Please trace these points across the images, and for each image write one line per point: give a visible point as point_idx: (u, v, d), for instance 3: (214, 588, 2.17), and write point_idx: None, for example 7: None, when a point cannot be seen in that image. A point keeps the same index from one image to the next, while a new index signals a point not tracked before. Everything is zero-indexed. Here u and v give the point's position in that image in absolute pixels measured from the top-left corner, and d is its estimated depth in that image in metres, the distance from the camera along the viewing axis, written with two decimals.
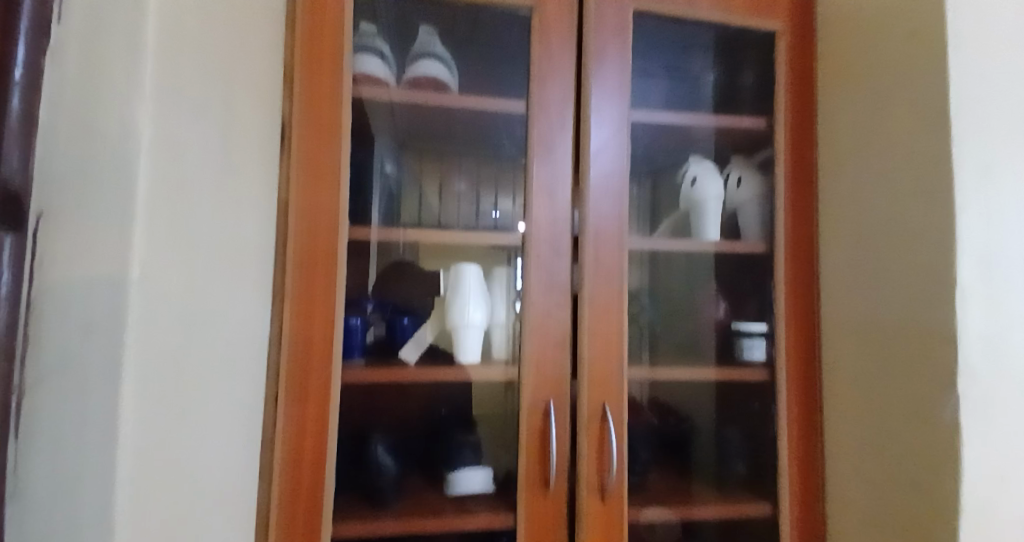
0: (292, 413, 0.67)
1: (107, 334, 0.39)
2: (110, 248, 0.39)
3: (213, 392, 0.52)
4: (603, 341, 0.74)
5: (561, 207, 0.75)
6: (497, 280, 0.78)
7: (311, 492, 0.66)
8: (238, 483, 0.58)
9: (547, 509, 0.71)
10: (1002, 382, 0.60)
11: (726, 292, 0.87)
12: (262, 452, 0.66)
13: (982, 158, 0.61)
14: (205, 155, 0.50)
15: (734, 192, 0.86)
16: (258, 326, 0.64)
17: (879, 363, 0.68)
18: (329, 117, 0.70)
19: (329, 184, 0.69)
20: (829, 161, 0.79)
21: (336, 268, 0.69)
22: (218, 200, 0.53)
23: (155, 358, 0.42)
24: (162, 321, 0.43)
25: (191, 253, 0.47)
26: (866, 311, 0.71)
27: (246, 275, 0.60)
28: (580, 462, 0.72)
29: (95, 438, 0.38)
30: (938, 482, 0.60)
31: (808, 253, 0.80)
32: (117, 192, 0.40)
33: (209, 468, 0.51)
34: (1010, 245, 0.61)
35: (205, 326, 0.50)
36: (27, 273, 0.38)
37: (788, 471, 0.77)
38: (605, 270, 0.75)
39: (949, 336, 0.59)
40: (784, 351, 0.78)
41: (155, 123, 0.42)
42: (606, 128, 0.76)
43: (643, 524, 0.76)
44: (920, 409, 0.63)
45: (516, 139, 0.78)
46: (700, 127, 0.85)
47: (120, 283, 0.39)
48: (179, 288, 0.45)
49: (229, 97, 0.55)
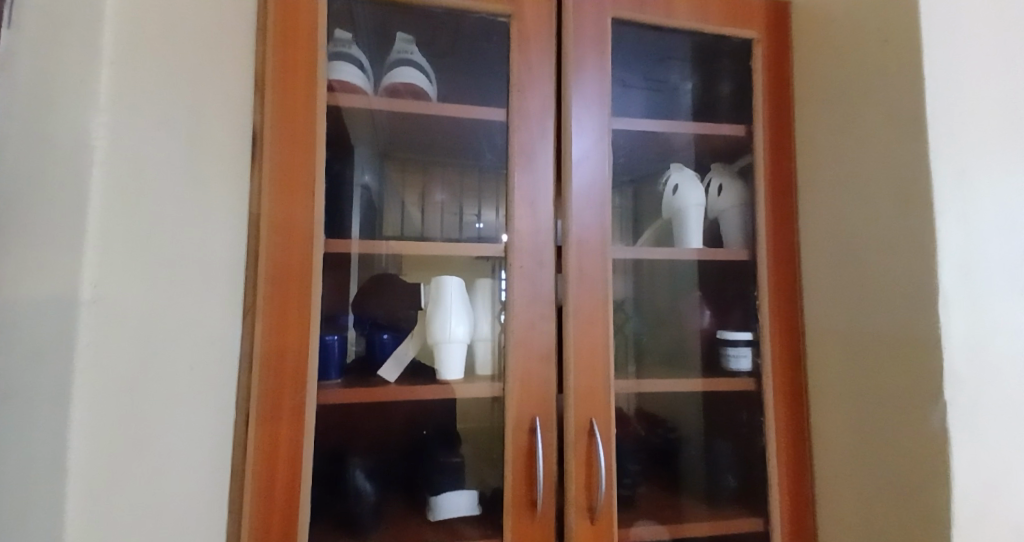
0: (264, 438, 0.63)
1: (56, 362, 0.36)
2: (62, 269, 0.37)
3: (176, 420, 0.48)
4: (588, 353, 0.72)
5: (543, 217, 0.73)
6: (480, 293, 0.76)
7: (286, 521, 0.63)
8: (204, 515, 0.55)
9: (535, 532, 0.69)
10: (987, 387, 0.59)
11: (711, 301, 0.86)
12: (231, 480, 0.63)
13: (959, 163, 0.61)
14: (168, 167, 0.47)
15: (715, 200, 0.86)
16: (228, 346, 0.61)
17: (865, 372, 0.68)
18: (303, 127, 0.68)
19: (303, 197, 0.67)
20: (808, 167, 0.79)
21: (311, 285, 0.67)
22: (182, 215, 0.50)
23: (110, 387, 0.38)
24: (120, 345, 0.40)
25: (152, 269, 0.45)
26: (849, 319, 0.70)
27: (216, 293, 0.57)
28: (568, 481, 0.70)
29: (41, 475, 0.35)
30: (929, 491, 0.59)
31: (791, 260, 0.79)
32: (72, 210, 0.37)
33: (174, 501, 0.48)
34: (989, 249, 0.61)
35: (166, 350, 0.47)
36: None
37: (778, 482, 0.75)
38: (590, 281, 0.73)
39: (935, 342, 0.59)
40: (770, 359, 0.77)
41: (115, 133, 0.39)
42: (587, 137, 0.75)
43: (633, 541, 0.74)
44: (907, 418, 0.62)
45: (496, 148, 0.77)
46: (680, 135, 0.85)
47: (69, 306, 0.36)
48: (140, 308, 0.42)
49: (195, 109, 0.52)
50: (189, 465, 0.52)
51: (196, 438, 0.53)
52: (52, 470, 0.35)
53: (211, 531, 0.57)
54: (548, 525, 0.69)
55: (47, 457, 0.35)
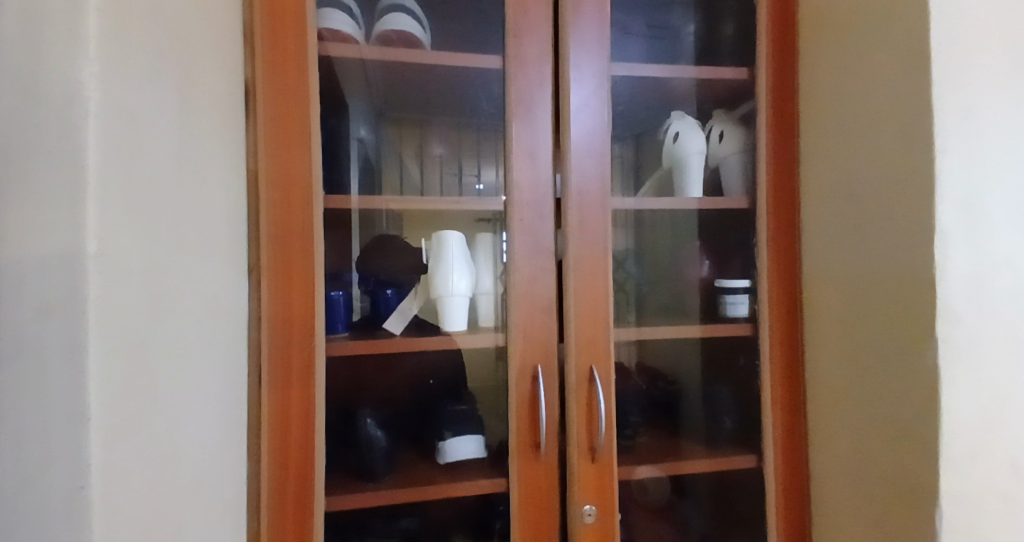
0: (277, 390, 0.66)
1: (67, 315, 0.37)
2: (64, 224, 0.37)
3: (184, 378, 0.50)
4: (589, 304, 0.73)
5: (542, 168, 0.73)
6: (481, 247, 0.76)
7: (302, 466, 0.66)
8: (221, 461, 0.58)
9: (539, 473, 0.72)
10: (984, 323, 0.61)
11: (710, 251, 0.87)
12: (248, 430, 0.66)
13: (962, 98, 0.60)
14: (160, 130, 0.46)
15: (717, 147, 0.85)
16: (234, 302, 0.62)
17: (861, 313, 0.69)
18: (296, 79, 0.66)
19: (300, 153, 0.66)
20: (811, 110, 0.77)
21: (313, 241, 0.67)
22: (178, 178, 0.50)
23: (123, 340, 0.40)
24: (129, 299, 0.41)
25: (153, 224, 0.45)
26: (848, 263, 0.71)
27: (217, 249, 0.58)
28: (570, 424, 0.73)
29: (61, 425, 0.37)
30: (920, 424, 0.62)
31: (791, 206, 0.79)
32: (74, 165, 0.37)
33: (190, 448, 0.51)
34: (992, 187, 0.61)
35: (170, 309, 0.48)
36: None
37: (772, 420, 0.78)
38: (590, 233, 0.74)
39: (930, 280, 0.60)
40: (768, 305, 0.79)
41: (106, 86, 0.39)
42: (586, 84, 0.74)
43: (633, 483, 0.77)
44: (900, 356, 0.64)
45: (493, 97, 0.75)
46: (682, 81, 0.82)
47: (76, 259, 0.37)
48: (143, 265, 0.43)
49: (184, 59, 0.51)
50: (203, 414, 0.54)
51: (208, 389, 0.55)
52: (72, 419, 0.37)
53: (229, 477, 0.60)
54: (552, 465, 0.72)
55: (63, 408, 0.37)
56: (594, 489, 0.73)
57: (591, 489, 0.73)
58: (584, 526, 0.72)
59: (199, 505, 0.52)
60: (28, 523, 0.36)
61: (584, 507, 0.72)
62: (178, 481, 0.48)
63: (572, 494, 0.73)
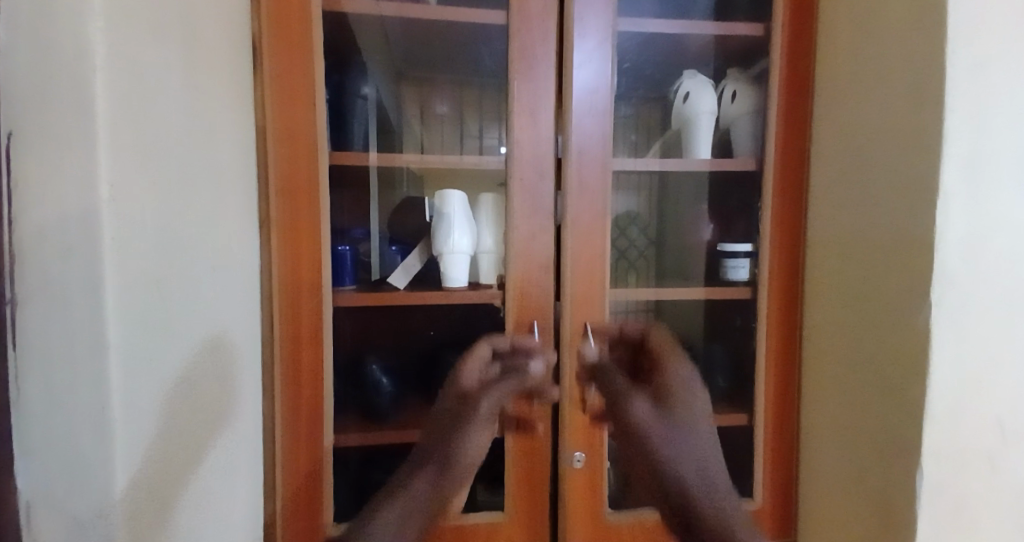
0: (287, 334, 0.71)
1: (85, 256, 0.40)
2: (77, 174, 0.40)
3: (191, 317, 0.54)
4: (586, 261, 0.75)
5: (544, 127, 0.73)
6: (484, 206, 0.77)
7: (311, 403, 0.72)
8: (233, 395, 0.63)
9: (532, 421, 0.76)
10: (983, 288, 0.60)
11: (715, 213, 0.85)
12: (263, 371, 0.71)
13: (977, 55, 0.57)
14: (165, 87, 0.49)
15: (728, 107, 0.83)
16: (245, 252, 0.67)
17: (860, 276, 0.69)
18: (300, 38, 0.68)
19: (306, 110, 0.69)
20: (827, 69, 0.75)
21: (319, 196, 0.70)
22: (183, 134, 0.53)
23: (134, 282, 0.44)
24: (138, 244, 0.45)
25: (157, 170, 0.48)
26: (851, 227, 0.70)
27: (224, 201, 0.62)
28: (562, 378, 0.75)
29: (87, 355, 0.41)
30: (908, 389, 0.62)
31: (799, 170, 0.78)
32: (80, 116, 0.39)
33: (199, 379, 0.56)
34: (1004, 149, 0.59)
35: (179, 253, 0.52)
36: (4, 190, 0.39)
37: (765, 382, 0.80)
38: (589, 192, 0.74)
39: (928, 245, 0.59)
40: (769, 269, 0.78)
41: (109, 41, 0.41)
42: (590, 41, 0.73)
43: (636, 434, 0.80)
44: (895, 318, 0.64)
45: (496, 54, 0.75)
46: (695, 38, 0.80)
47: (90, 204, 0.40)
48: (151, 214, 0.47)
49: (187, 12, 0.53)
50: (213, 350, 0.59)
51: (219, 329, 0.60)
52: (95, 350, 0.41)
53: (242, 410, 0.66)
54: (546, 413, 0.76)
55: (86, 340, 0.41)
56: (584, 438, 0.76)
57: (582, 437, 0.76)
58: (574, 471, 0.76)
59: (210, 429, 0.58)
60: (56, 438, 0.41)
61: (575, 454, 0.76)
62: (187, 404, 0.53)
63: (564, 441, 0.76)
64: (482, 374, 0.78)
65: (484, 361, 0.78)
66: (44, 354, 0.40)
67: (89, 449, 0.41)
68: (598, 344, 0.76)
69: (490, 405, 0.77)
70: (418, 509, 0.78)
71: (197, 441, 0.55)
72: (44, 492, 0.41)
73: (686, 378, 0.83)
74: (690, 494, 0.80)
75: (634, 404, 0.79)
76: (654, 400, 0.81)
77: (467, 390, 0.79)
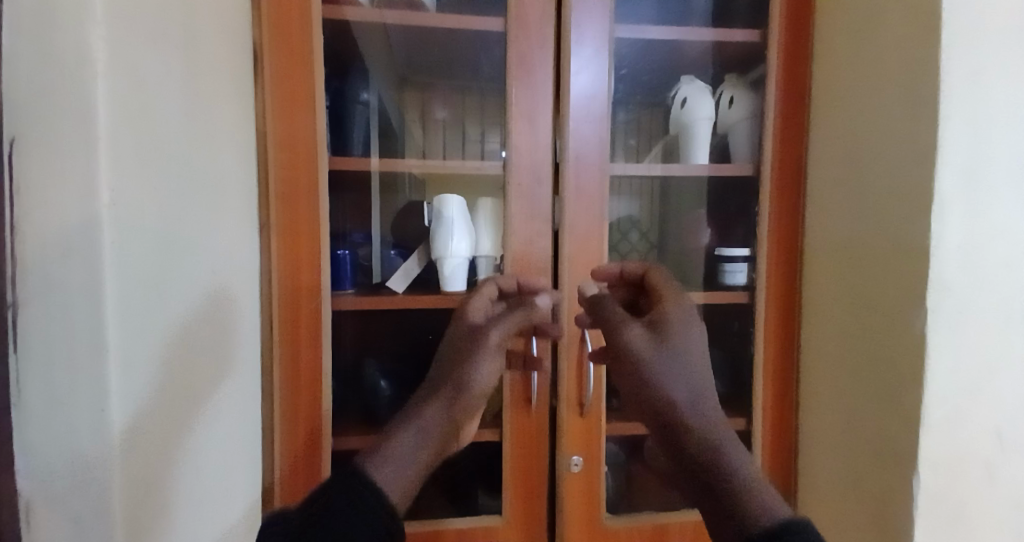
0: (287, 338, 0.71)
1: (85, 259, 0.41)
2: (78, 179, 0.40)
3: (189, 320, 0.55)
4: (583, 266, 0.75)
5: (542, 132, 0.74)
6: (483, 211, 0.78)
7: (310, 406, 0.72)
8: (231, 397, 0.64)
9: (530, 425, 0.76)
10: (979, 293, 0.60)
11: (714, 218, 0.85)
12: (263, 374, 0.72)
13: (971, 61, 0.58)
14: (166, 94, 0.50)
15: (727, 113, 0.82)
16: (245, 255, 0.67)
17: (856, 281, 0.69)
18: (301, 44, 0.69)
19: (306, 115, 0.70)
20: (823, 75, 0.75)
21: (319, 201, 0.71)
22: (185, 140, 0.54)
23: (133, 285, 0.45)
24: (138, 248, 0.45)
25: (158, 174, 0.49)
26: (847, 232, 0.71)
27: (224, 204, 0.62)
28: (560, 381, 0.76)
29: (87, 356, 0.41)
30: (904, 393, 0.62)
31: (796, 175, 0.78)
32: (83, 123, 0.40)
33: (196, 381, 0.56)
34: (1000, 155, 0.59)
35: (178, 256, 0.53)
36: (8, 194, 0.39)
37: (762, 387, 0.80)
38: (587, 197, 0.75)
39: (924, 250, 0.59)
40: (766, 273, 0.79)
41: (110, 49, 0.41)
42: (587, 47, 0.74)
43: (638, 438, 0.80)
44: (889, 324, 0.64)
45: (494, 61, 0.76)
46: (694, 44, 0.81)
47: (91, 208, 0.41)
48: (152, 218, 0.48)
49: (188, 19, 0.54)
50: (212, 352, 0.60)
51: (218, 332, 0.61)
52: (95, 352, 0.41)
53: (240, 412, 0.66)
54: (543, 418, 0.76)
55: (87, 342, 0.41)
56: (581, 441, 0.76)
57: (579, 441, 0.76)
58: (570, 475, 0.76)
59: (208, 430, 0.58)
60: (54, 440, 0.41)
61: (572, 458, 0.76)
62: (184, 405, 0.53)
63: (561, 445, 0.77)
64: (488, 312, 0.77)
65: (490, 300, 0.76)
66: (42, 356, 0.40)
67: (89, 451, 0.41)
68: (599, 285, 0.76)
69: (501, 332, 0.76)
70: (434, 432, 0.68)
71: (195, 442, 0.56)
72: (42, 493, 0.41)
73: (681, 318, 0.67)
74: (678, 417, 0.56)
75: (625, 334, 0.67)
76: (651, 331, 0.66)
77: (476, 326, 0.77)
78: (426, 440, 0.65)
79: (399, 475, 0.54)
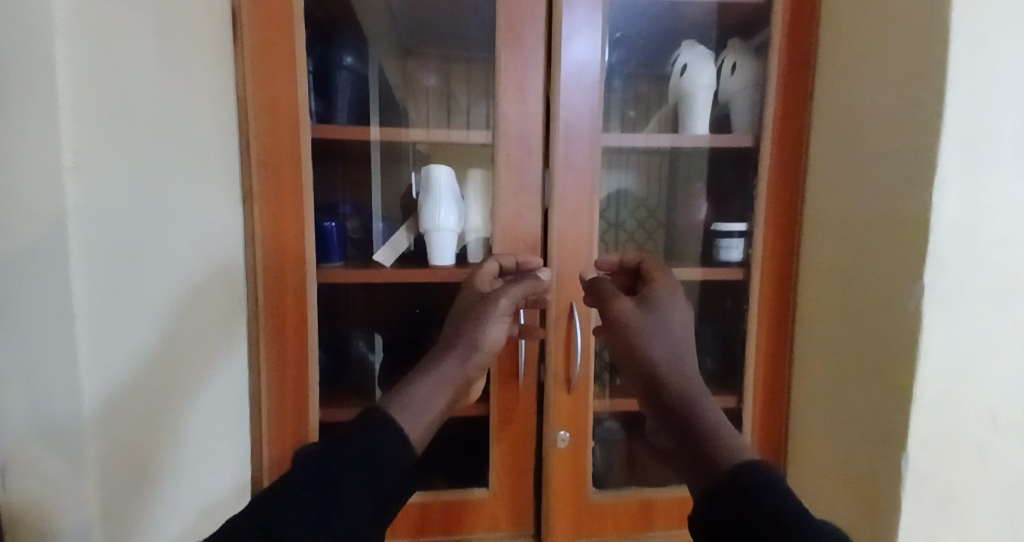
0: (272, 310, 0.70)
1: (49, 224, 0.40)
2: (40, 142, 0.39)
3: (163, 292, 0.54)
4: (572, 240, 0.74)
5: (532, 101, 0.71)
6: (472, 182, 0.76)
7: (297, 378, 0.72)
8: (213, 366, 0.63)
9: (517, 399, 0.76)
10: (980, 270, 0.58)
11: (711, 192, 0.83)
12: (248, 345, 0.71)
13: (986, 22, 0.54)
14: (133, 58, 0.48)
15: (727, 81, 0.79)
16: (227, 224, 0.66)
17: (853, 256, 0.67)
18: (281, 7, 0.66)
19: (286, 82, 0.67)
20: (829, 40, 0.71)
21: (302, 170, 0.69)
22: (158, 106, 0.52)
23: (103, 255, 0.44)
24: (108, 217, 0.44)
25: (128, 138, 0.47)
26: (847, 206, 0.68)
27: (203, 172, 0.61)
28: (548, 356, 0.75)
29: (59, 325, 0.41)
30: (897, 370, 0.61)
31: (797, 147, 0.75)
32: (40, 83, 0.39)
33: (176, 350, 0.56)
34: (1009, 125, 0.56)
35: (151, 226, 0.51)
36: None
37: (753, 364, 0.78)
38: (577, 169, 0.72)
39: (924, 225, 0.57)
40: (761, 248, 0.77)
41: (71, 8, 0.40)
42: (580, 11, 0.70)
43: (627, 413, 0.80)
44: (883, 299, 0.63)
45: (484, 25, 0.73)
46: (696, 5, 0.77)
47: (54, 172, 0.39)
48: (122, 185, 0.46)
49: None
50: (193, 321, 0.59)
51: (198, 300, 0.60)
52: (65, 321, 0.41)
53: (224, 382, 0.66)
54: (529, 392, 0.76)
55: (58, 311, 0.40)
56: (568, 416, 0.76)
57: (566, 415, 0.76)
58: (557, 450, 0.76)
59: (188, 399, 0.58)
60: (25, 407, 0.41)
61: (559, 433, 0.76)
62: (162, 374, 0.53)
63: (547, 419, 0.76)
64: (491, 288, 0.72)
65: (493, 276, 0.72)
66: (12, 325, 0.40)
67: (61, 412, 0.41)
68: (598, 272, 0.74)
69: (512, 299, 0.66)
70: (448, 387, 0.56)
71: (171, 412, 0.55)
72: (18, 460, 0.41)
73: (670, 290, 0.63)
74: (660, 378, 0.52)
75: (616, 306, 0.61)
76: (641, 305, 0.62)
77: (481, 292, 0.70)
78: (440, 386, 0.56)
79: (418, 421, 0.50)
